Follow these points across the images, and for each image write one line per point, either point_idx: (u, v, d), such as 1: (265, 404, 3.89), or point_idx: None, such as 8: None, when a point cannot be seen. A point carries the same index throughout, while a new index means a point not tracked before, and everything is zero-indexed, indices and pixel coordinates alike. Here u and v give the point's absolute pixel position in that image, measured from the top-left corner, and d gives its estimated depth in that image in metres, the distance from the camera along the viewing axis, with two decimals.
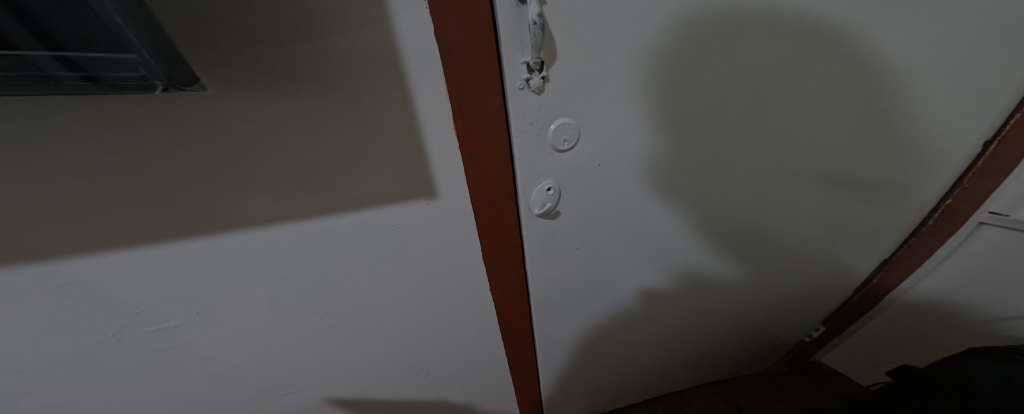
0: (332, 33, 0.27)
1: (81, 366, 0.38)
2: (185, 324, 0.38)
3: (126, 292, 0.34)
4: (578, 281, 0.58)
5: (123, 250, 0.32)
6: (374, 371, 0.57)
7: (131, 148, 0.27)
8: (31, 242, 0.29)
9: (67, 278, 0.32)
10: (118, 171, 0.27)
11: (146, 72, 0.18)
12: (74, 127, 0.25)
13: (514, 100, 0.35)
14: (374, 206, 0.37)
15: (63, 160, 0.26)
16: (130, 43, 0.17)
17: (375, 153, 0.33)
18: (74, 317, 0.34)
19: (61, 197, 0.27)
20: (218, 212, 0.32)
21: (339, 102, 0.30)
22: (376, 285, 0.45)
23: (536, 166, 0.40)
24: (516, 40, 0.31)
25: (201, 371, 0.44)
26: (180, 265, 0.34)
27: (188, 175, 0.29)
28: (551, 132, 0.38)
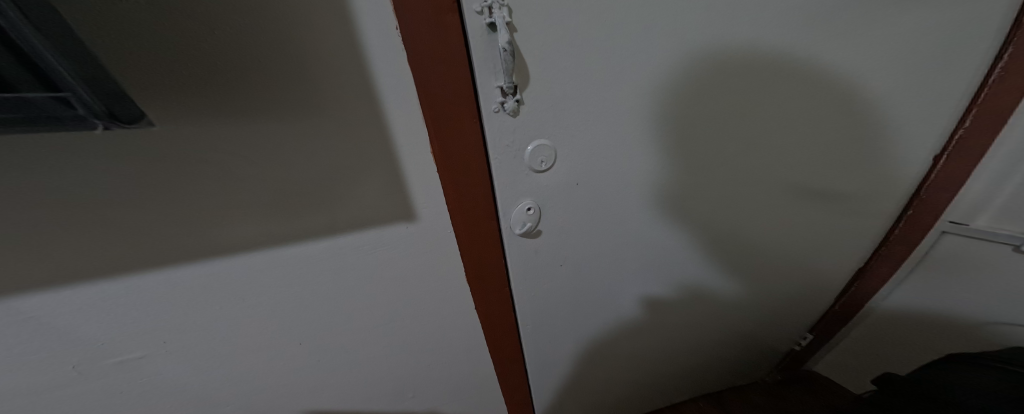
0: (305, 66, 0.28)
1: (42, 404, 0.37)
2: (151, 355, 0.37)
3: (90, 323, 0.33)
4: (564, 299, 0.58)
5: (87, 282, 0.31)
6: (356, 395, 0.56)
7: (98, 180, 0.27)
8: None
9: (25, 313, 0.31)
10: (82, 204, 0.28)
11: (84, 110, 0.19)
12: (39, 162, 0.25)
13: (489, 123, 0.36)
14: (350, 231, 0.37)
15: (28, 195, 0.26)
16: (71, 85, 0.18)
17: (348, 179, 0.34)
18: (32, 351, 0.33)
19: (22, 230, 0.27)
20: (186, 241, 0.32)
21: (311, 131, 0.31)
22: (357, 307, 0.44)
23: (515, 187, 0.41)
24: (489, 66, 0.32)
25: (171, 403, 0.43)
26: (148, 294, 0.34)
27: (157, 205, 0.29)
28: (527, 154, 0.39)
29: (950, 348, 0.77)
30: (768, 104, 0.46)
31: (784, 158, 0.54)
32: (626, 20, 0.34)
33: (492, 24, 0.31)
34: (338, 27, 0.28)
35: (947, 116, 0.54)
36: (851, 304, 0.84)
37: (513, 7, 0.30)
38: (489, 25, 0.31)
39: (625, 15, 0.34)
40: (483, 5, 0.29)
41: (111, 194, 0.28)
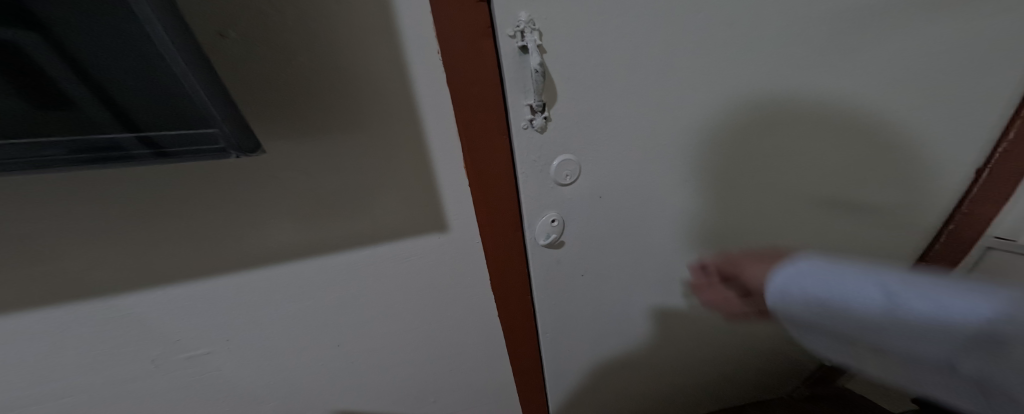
0: (358, 91, 0.31)
1: (117, 399, 0.40)
2: (217, 351, 0.41)
3: (167, 322, 0.37)
4: (585, 308, 0.59)
5: (169, 286, 0.35)
6: (387, 396, 0.58)
7: (186, 197, 0.30)
8: (95, 279, 0.32)
9: (119, 311, 0.35)
10: (168, 216, 0.31)
11: (224, 143, 0.21)
12: (145, 181, 0.29)
13: (518, 139, 0.38)
14: (389, 241, 0.40)
15: (130, 209, 0.30)
16: (215, 121, 0.20)
17: (390, 192, 0.37)
18: (117, 346, 0.37)
19: (122, 239, 0.31)
20: (246, 248, 0.35)
21: (361, 149, 0.33)
22: (389, 311, 0.46)
23: (541, 199, 0.43)
24: (519, 86, 0.35)
25: (223, 398, 0.46)
26: (216, 297, 0.37)
27: (228, 217, 0.33)
28: (553, 168, 0.41)
29: None
30: (798, 119, 0.46)
31: (813, 173, 0.53)
32: (652, 41, 0.36)
33: (524, 47, 0.33)
34: (389, 57, 0.30)
35: (982, 128, 0.53)
36: None
37: (545, 31, 0.32)
38: (520, 48, 0.33)
39: (651, 36, 0.35)
40: (515, 30, 0.32)
41: (196, 207, 0.31)
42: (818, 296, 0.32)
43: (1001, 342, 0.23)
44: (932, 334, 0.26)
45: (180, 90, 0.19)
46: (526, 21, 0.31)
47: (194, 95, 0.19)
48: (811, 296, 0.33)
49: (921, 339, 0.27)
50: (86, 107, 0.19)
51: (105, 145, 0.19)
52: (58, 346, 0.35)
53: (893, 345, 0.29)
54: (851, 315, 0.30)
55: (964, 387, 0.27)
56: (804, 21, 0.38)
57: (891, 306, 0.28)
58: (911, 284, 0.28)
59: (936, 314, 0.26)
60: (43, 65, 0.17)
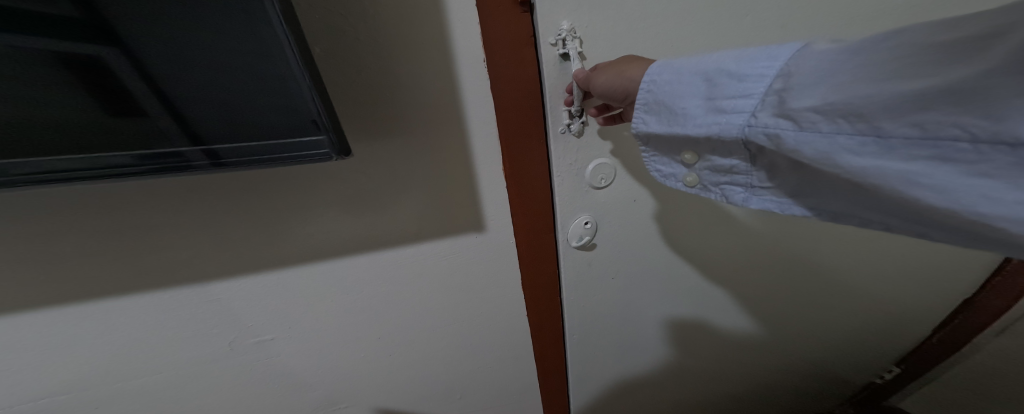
0: (413, 97, 0.33)
1: (182, 384, 0.43)
2: (279, 337, 0.43)
3: (245, 308, 0.40)
4: (614, 312, 0.60)
5: (250, 275, 0.38)
6: (419, 389, 0.60)
7: (273, 193, 0.34)
8: (188, 266, 0.36)
9: (209, 296, 0.38)
10: (254, 213, 0.34)
11: (328, 149, 0.24)
12: (243, 178, 0.32)
13: (555, 143, 0.39)
14: (432, 238, 0.42)
15: (230, 203, 0.33)
16: (324, 128, 0.23)
17: (439, 192, 0.39)
18: (198, 329, 0.40)
19: (213, 229, 0.34)
20: (307, 241, 0.38)
21: (414, 151, 0.36)
22: (426, 306, 0.48)
23: (575, 202, 0.44)
24: (558, 91, 0.36)
25: (273, 385, 0.48)
26: (285, 286, 0.40)
27: (302, 213, 0.36)
28: (588, 171, 0.42)
29: None
30: None
31: None
32: (685, 48, 0.36)
33: (565, 54, 0.34)
34: (443, 65, 0.32)
35: None
36: (951, 337, 0.80)
37: (586, 39, 0.33)
38: (562, 55, 0.34)
39: (689, 45, 0.36)
40: (558, 39, 0.33)
41: (273, 200, 0.34)
42: (657, 118, 0.28)
43: (783, 97, 0.22)
44: (730, 125, 0.25)
45: (286, 88, 0.22)
46: (568, 30, 0.33)
47: (308, 101, 0.22)
48: (646, 103, 0.28)
49: (715, 136, 0.26)
50: (157, 118, 0.21)
51: (170, 154, 0.22)
52: (151, 326, 0.38)
53: (713, 158, 0.28)
54: (678, 119, 0.27)
55: (742, 185, 0.28)
56: (833, 30, 0.39)
57: (716, 110, 0.25)
58: (715, 85, 0.25)
59: (733, 100, 0.24)
60: (130, 79, 0.20)
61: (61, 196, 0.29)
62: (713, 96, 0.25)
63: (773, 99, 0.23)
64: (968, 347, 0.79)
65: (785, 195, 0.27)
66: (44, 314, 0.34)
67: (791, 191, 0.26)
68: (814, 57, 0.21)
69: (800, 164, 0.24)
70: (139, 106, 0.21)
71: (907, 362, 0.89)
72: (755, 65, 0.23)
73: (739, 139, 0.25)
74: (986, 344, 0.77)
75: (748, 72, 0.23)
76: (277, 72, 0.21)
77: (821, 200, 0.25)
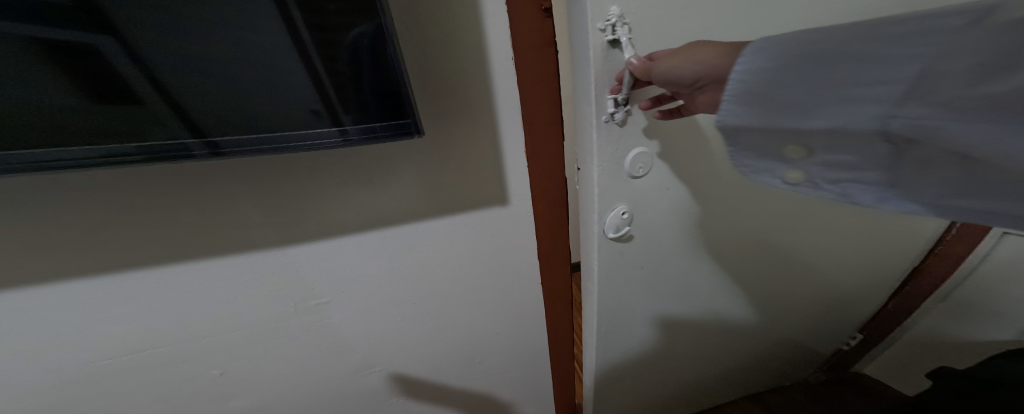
0: (451, 87, 0.39)
1: (240, 341, 0.49)
2: (333, 300, 0.50)
3: (311, 273, 0.46)
4: (639, 298, 0.63)
5: (315, 243, 0.44)
6: (442, 354, 0.66)
7: (344, 172, 0.40)
8: (259, 235, 0.42)
9: (284, 259, 0.44)
10: (329, 189, 0.41)
11: (413, 129, 0.32)
12: (323, 159, 0.39)
13: (598, 130, 0.42)
14: (460, 211, 0.48)
15: (308, 177, 0.39)
16: (412, 112, 0.31)
17: (469, 170, 0.45)
18: (266, 290, 0.46)
19: (287, 202, 0.40)
20: (362, 215, 0.44)
21: (450, 134, 0.41)
22: (453, 275, 0.55)
23: (613, 192, 0.47)
24: (605, 79, 0.39)
25: (319, 346, 0.55)
26: (341, 253, 0.46)
27: (364, 189, 0.42)
28: (628, 160, 0.45)
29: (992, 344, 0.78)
30: None
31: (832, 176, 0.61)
32: None
33: (614, 40, 0.36)
34: (477, 60, 0.38)
35: None
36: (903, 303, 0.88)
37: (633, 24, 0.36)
38: (611, 41, 0.36)
39: None
40: (607, 25, 0.35)
41: (338, 177, 0.40)
42: (750, 109, 0.28)
43: (924, 81, 0.22)
44: (863, 111, 0.24)
45: (366, 79, 0.29)
46: (618, 16, 0.34)
47: (401, 89, 0.30)
48: (733, 92, 0.28)
49: (838, 123, 0.25)
50: (151, 103, 0.27)
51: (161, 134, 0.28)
52: (228, 288, 0.44)
53: (837, 155, 0.27)
54: (782, 108, 0.27)
55: (872, 185, 0.27)
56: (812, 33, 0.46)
57: (838, 99, 0.25)
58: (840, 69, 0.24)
59: (872, 89, 0.24)
60: (124, 68, 0.26)
61: (169, 172, 0.35)
62: (837, 82, 0.25)
63: (917, 82, 0.22)
64: (919, 313, 0.88)
65: (931, 200, 0.25)
66: (136, 275, 0.40)
67: (952, 193, 0.24)
68: (987, 31, 0.20)
69: (967, 157, 0.22)
70: (130, 90, 0.26)
71: (868, 328, 0.97)
72: (912, 47, 0.22)
73: (871, 128, 0.24)
74: (933, 308, 0.85)
75: (889, 53, 0.23)
76: (287, 74, 0.28)
77: (982, 199, 0.24)
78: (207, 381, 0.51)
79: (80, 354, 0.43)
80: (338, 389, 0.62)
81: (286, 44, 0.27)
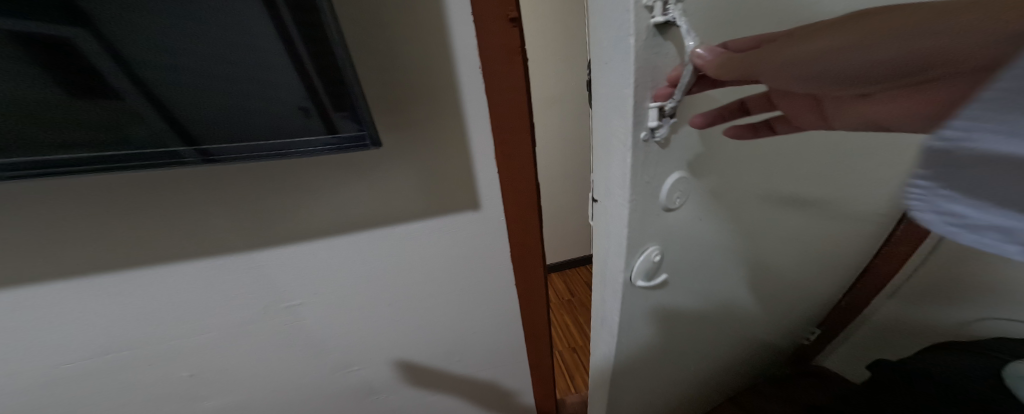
0: (420, 96, 0.40)
1: (213, 344, 0.49)
2: (306, 302, 0.51)
3: (280, 277, 0.47)
4: (654, 332, 0.59)
5: (283, 247, 0.45)
6: (421, 355, 0.67)
7: (309, 179, 0.41)
8: (224, 241, 0.42)
9: (250, 265, 0.45)
10: (294, 195, 0.41)
11: (369, 142, 0.32)
12: (287, 166, 0.39)
13: (636, 151, 0.34)
14: (433, 216, 0.49)
15: (273, 184, 0.40)
16: (368, 128, 0.31)
17: (438, 177, 0.46)
18: (233, 294, 0.46)
19: (252, 209, 0.41)
20: (330, 219, 0.45)
21: (419, 141, 0.43)
22: (429, 276, 0.56)
23: (645, 229, 0.41)
24: (647, 83, 0.31)
25: (295, 347, 0.55)
26: (310, 257, 0.47)
27: (331, 196, 0.43)
28: (666, 187, 0.39)
29: (929, 336, 0.82)
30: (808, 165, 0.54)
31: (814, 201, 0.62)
32: None
33: (665, 21, 0.28)
34: (444, 69, 0.40)
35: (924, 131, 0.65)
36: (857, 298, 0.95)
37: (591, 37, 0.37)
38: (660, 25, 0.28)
39: None
40: (656, 1, 0.27)
41: (305, 184, 0.41)
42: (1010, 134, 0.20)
43: None
44: None
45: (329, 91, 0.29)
46: None
47: (360, 107, 0.30)
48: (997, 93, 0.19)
49: None
50: (120, 96, 0.27)
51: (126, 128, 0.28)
52: (196, 293, 0.45)
53: None
54: None
55: None
56: None
57: None
58: None
59: None
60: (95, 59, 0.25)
61: (128, 182, 0.35)
62: None
63: None
64: (872, 307, 0.94)
65: None
66: (104, 282, 0.40)
67: None
68: None
69: None
70: (99, 80, 0.26)
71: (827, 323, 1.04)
72: None
73: None
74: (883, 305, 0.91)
75: None
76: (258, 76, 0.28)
77: None
78: (181, 384, 0.52)
79: (50, 358, 0.44)
80: (317, 389, 0.63)
81: (256, 44, 0.27)
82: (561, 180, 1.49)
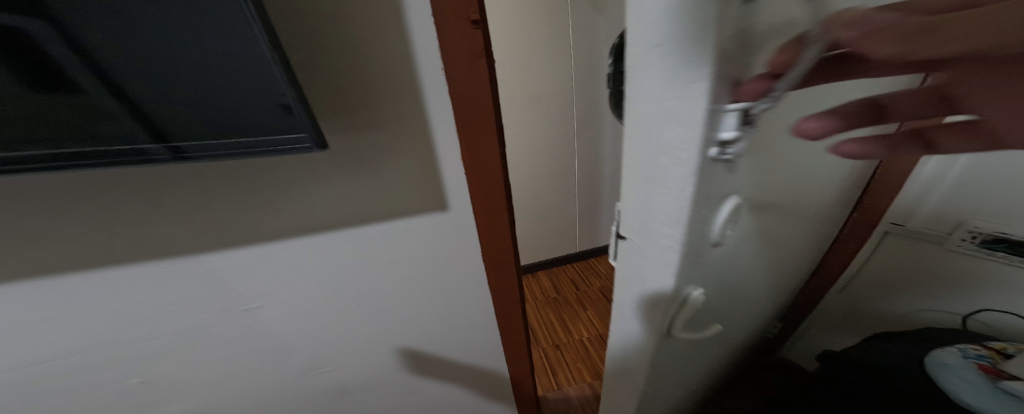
0: (381, 96, 0.40)
1: (173, 347, 0.48)
2: (266, 305, 0.50)
3: (237, 280, 0.46)
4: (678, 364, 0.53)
5: (239, 250, 0.44)
6: (395, 360, 0.65)
7: (261, 181, 0.40)
8: (175, 245, 0.41)
9: (202, 268, 0.44)
10: (247, 197, 0.40)
11: (312, 144, 0.32)
12: (237, 167, 0.39)
13: (703, 170, 0.27)
14: (401, 216, 0.49)
15: (222, 186, 0.39)
16: (310, 129, 0.31)
17: (403, 177, 0.46)
18: (189, 297, 0.45)
19: (201, 213, 0.40)
20: (287, 221, 0.44)
21: (382, 141, 0.42)
22: (399, 277, 0.55)
23: (694, 263, 0.35)
24: (729, 80, 0.24)
25: (260, 348, 0.54)
26: (268, 258, 0.46)
27: (287, 197, 0.42)
28: (723, 212, 0.33)
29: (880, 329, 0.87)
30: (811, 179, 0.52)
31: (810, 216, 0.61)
32: None
33: None
34: (405, 70, 0.40)
35: None
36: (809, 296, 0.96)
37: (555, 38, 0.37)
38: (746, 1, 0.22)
39: None
40: None
41: (259, 185, 0.40)
42: None
43: None
44: None
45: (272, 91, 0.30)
46: None
47: (299, 108, 0.30)
48: None
49: None
50: (70, 89, 0.27)
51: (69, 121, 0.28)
52: (151, 296, 0.44)
53: None
54: None
55: None
56: None
57: None
58: None
59: None
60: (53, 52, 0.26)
61: (76, 185, 0.35)
62: None
63: None
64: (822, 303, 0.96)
65: None
66: (58, 283, 0.40)
67: None
68: None
69: None
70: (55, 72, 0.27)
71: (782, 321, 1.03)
72: None
73: None
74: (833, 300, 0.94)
75: None
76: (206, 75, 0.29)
77: None
78: (142, 389, 0.51)
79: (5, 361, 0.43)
80: (286, 392, 0.61)
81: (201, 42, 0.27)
82: (545, 181, 1.49)
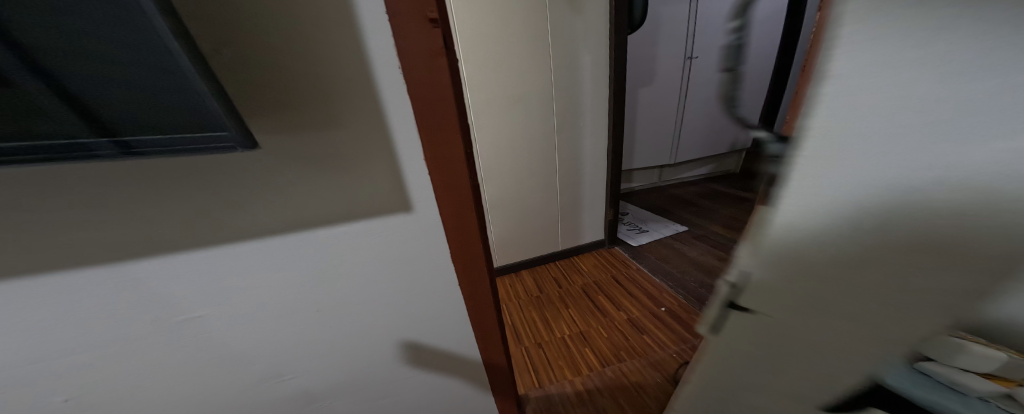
0: (336, 94, 0.39)
1: (118, 354, 0.46)
2: (209, 315, 0.48)
3: (173, 286, 0.45)
4: None
5: (176, 253, 0.43)
6: (364, 367, 0.63)
7: (190, 182, 0.39)
8: (105, 249, 0.40)
9: (128, 277, 0.42)
10: (178, 199, 0.40)
11: (236, 144, 0.31)
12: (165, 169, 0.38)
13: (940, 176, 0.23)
14: (362, 217, 0.48)
15: (150, 190, 0.38)
16: (230, 128, 0.30)
17: (360, 178, 0.45)
18: (131, 302, 0.44)
19: (128, 217, 0.39)
20: (230, 221, 0.42)
21: (337, 139, 0.41)
22: (364, 279, 0.54)
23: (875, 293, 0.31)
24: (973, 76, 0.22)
25: (214, 355, 0.52)
26: (207, 262, 0.45)
27: (226, 199, 0.41)
28: None
29: None
30: None
31: None
32: None
33: None
34: (359, 68, 0.39)
35: None
36: None
37: None
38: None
39: None
40: None
41: (197, 185, 0.39)
42: None
43: None
44: None
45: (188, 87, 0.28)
46: None
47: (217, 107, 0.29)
48: None
49: None
50: None
51: None
52: (88, 302, 0.42)
53: None
54: None
55: None
56: None
57: None
58: None
59: None
60: None
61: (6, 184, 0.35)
62: None
63: None
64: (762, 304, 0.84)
65: None
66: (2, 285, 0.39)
67: None
68: None
69: None
70: None
71: None
72: None
73: None
74: None
75: None
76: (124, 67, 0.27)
77: None
78: (88, 401, 0.48)
79: None
80: (245, 402, 0.58)
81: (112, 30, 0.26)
82: (524, 181, 1.49)
